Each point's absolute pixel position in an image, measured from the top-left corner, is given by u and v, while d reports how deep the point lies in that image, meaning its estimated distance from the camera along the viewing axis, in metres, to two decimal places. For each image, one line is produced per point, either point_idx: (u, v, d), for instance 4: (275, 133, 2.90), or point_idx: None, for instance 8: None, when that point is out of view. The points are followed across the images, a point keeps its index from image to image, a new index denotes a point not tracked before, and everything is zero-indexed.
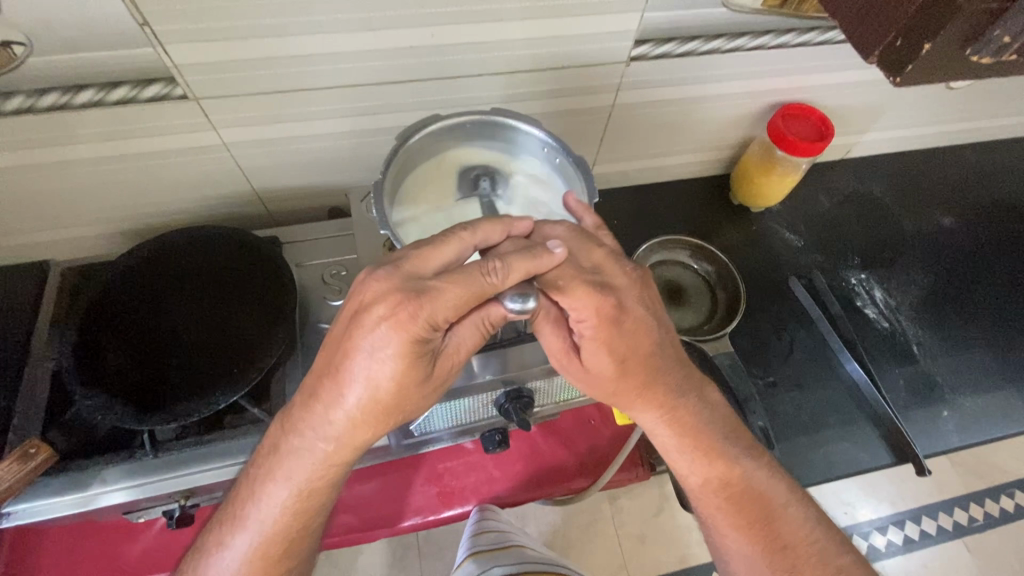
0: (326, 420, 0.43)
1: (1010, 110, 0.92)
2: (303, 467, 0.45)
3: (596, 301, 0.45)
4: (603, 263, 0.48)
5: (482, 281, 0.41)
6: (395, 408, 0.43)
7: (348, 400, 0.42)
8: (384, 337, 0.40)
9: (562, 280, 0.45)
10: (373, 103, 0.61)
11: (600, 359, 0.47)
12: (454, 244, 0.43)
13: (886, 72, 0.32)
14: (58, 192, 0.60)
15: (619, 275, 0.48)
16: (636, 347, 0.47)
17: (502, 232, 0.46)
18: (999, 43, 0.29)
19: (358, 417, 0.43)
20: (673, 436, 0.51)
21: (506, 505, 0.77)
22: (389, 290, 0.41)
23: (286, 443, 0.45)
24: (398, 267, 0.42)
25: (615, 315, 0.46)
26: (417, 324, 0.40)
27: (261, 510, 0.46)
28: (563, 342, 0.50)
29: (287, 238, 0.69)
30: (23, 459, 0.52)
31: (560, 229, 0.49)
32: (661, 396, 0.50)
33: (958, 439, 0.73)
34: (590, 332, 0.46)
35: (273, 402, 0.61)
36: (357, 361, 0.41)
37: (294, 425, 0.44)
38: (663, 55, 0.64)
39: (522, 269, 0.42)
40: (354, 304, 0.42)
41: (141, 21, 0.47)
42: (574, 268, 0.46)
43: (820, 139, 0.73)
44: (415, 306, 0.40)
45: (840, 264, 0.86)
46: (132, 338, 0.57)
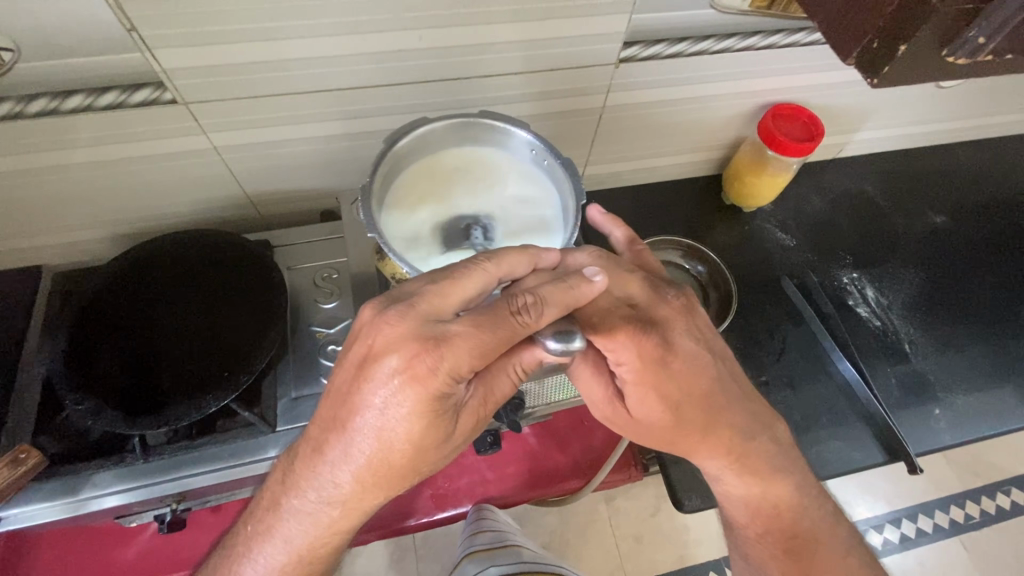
0: (333, 483, 0.42)
1: (1001, 110, 0.92)
2: (303, 531, 0.44)
3: (639, 343, 0.47)
4: (639, 296, 0.51)
5: (513, 321, 0.41)
6: (409, 469, 0.42)
7: (356, 459, 0.41)
8: (398, 392, 0.39)
9: (597, 317, 0.48)
10: (363, 106, 0.61)
11: (646, 403, 0.49)
12: (476, 277, 0.42)
13: (865, 72, 0.32)
14: (49, 197, 0.60)
15: (661, 306, 0.50)
16: (688, 389, 0.49)
17: (528, 263, 0.45)
18: (976, 44, 0.29)
19: (366, 478, 0.42)
20: (740, 483, 0.51)
21: (500, 506, 0.78)
22: (403, 338, 0.40)
23: (288, 504, 0.44)
24: (413, 309, 0.41)
25: (660, 356, 0.48)
26: (437, 378, 0.40)
27: (259, 565, 0.45)
28: (605, 390, 0.52)
29: (279, 241, 0.69)
30: (12, 464, 0.52)
31: (586, 255, 0.50)
32: (725, 442, 0.50)
33: (949, 437, 0.74)
34: (631, 374, 0.48)
35: (263, 406, 0.59)
36: (367, 417, 0.40)
37: (296, 482, 0.44)
38: (652, 56, 0.64)
39: (556, 304, 0.42)
40: (363, 350, 0.41)
41: (129, 27, 0.47)
42: (612, 300, 0.50)
43: (811, 139, 0.73)
44: (434, 358, 0.39)
45: (831, 264, 0.86)
46: (125, 340, 0.58)
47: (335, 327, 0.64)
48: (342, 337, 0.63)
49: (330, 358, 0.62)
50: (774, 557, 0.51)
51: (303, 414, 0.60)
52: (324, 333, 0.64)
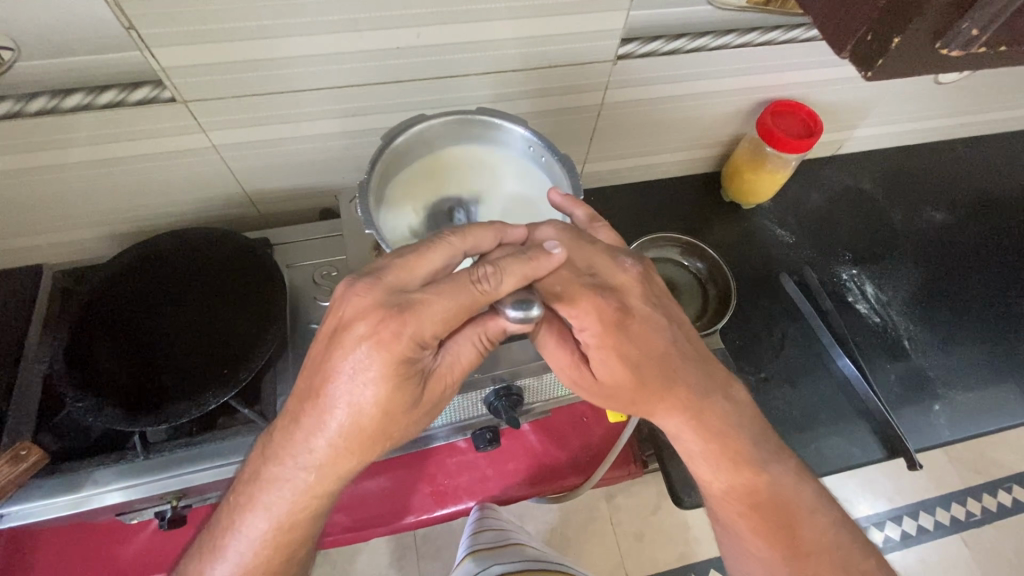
0: (306, 449, 0.43)
1: (1000, 105, 0.92)
2: (284, 498, 0.44)
3: (599, 306, 0.47)
4: (598, 263, 0.50)
5: (473, 289, 0.42)
6: (383, 435, 0.43)
7: (330, 426, 0.42)
8: (366, 358, 0.40)
9: (560, 285, 0.48)
10: (361, 104, 0.62)
11: (612, 366, 0.48)
12: (440, 252, 0.43)
13: (859, 65, 0.32)
14: (51, 196, 0.61)
15: (620, 272, 0.50)
16: (647, 351, 0.48)
17: (494, 238, 0.46)
18: (969, 35, 0.28)
19: (341, 445, 0.42)
20: (699, 441, 0.49)
21: (500, 503, 0.78)
22: (372, 306, 0.41)
23: (269, 472, 0.44)
24: (380, 280, 0.42)
25: (620, 319, 0.47)
26: (401, 341, 0.40)
27: (239, 541, 0.46)
28: (570, 357, 0.51)
29: (277, 240, 0.70)
30: (13, 461, 0.52)
31: (553, 230, 0.49)
32: (683, 400, 0.49)
33: (949, 432, 0.73)
34: (593, 339, 0.47)
35: (264, 404, 0.61)
36: (338, 385, 0.41)
37: (275, 452, 0.44)
38: (650, 52, 0.64)
39: (516, 275, 0.43)
40: (335, 321, 0.42)
41: (127, 25, 0.47)
42: (572, 271, 0.49)
43: (810, 135, 0.73)
44: (397, 323, 0.40)
45: (832, 260, 0.86)
46: (125, 337, 0.58)
47: None
48: None
49: None
50: (729, 507, 0.50)
51: None
52: None
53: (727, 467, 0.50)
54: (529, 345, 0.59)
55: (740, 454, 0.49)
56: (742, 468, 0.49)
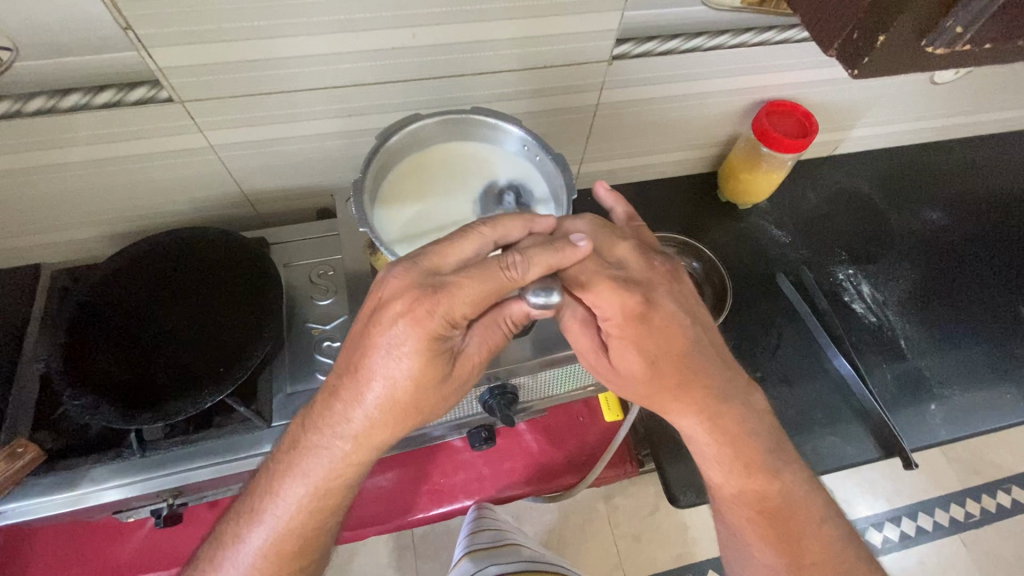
0: (345, 418, 0.43)
1: (996, 105, 0.92)
2: (322, 465, 0.44)
3: (623, 300, 0.47)
4: (627, 257, 0.50)
5: (503, 276, 0.42)
6: (415, 409, 0.44)
7: (367, 399, 0.42)
8: (402, 334, 0.41)
9: (585, 276, 0.47)
10: (357, 104, 0.62)
11: (630, 360, 0.48)
12: (472, 240, 0.43)
13: (845, 64, 0.33)
14: (50, 195, 0.61)
15: (647, 270, 0.50)
16: (665, 347, 0.48)
17: (523, 228, 0.46)
18: (953, 33, 0.29)
19: (377, 416, 0.43)
20: (712, 443, 0.50)
21: (495, 502, 0.78)
22: (407, 286, 0.41)
23: (307, 440, 0.45)
24: (416, 263, 0.42)
25: (643, 311, 0.47)
26: (434, 320, 0.41)
27: (278, 505, 0.45)
28: (592, 342, 0.52)
29: (276, 239, 0.70)
30: (10, 458, 0.52)
31: (583, 224, 0.51)
32: (699, 400, 0.49)
33: (945, 432, 0.74)
34: (617, 331, 0.48)
35: (260, 402, 0.60)
36: (376, 359, 0.42)
37: (315, 421, 0.45)
38: (645, 53, 0.64)
39: (544, 262, 0.43)
40: (372, 301, 0.42)
41: (125, 25, 0.48)
42: (598, 262, 0.49)
43: (805, 135, 0.73)
44: (432, 302, 0.40)
45: (827, 260, 0.86)
46: (121, 334, 0.58)
47: (332, 323, 0.65)
48: (339, 332, 0.64)
49: (326, 353, 0.63)
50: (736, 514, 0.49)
51: (298, 409, 0.60)
52: (321, 329, 0.64)
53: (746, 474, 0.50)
54: (526, 344, 0.59)
55: (754, 462, 0.50)
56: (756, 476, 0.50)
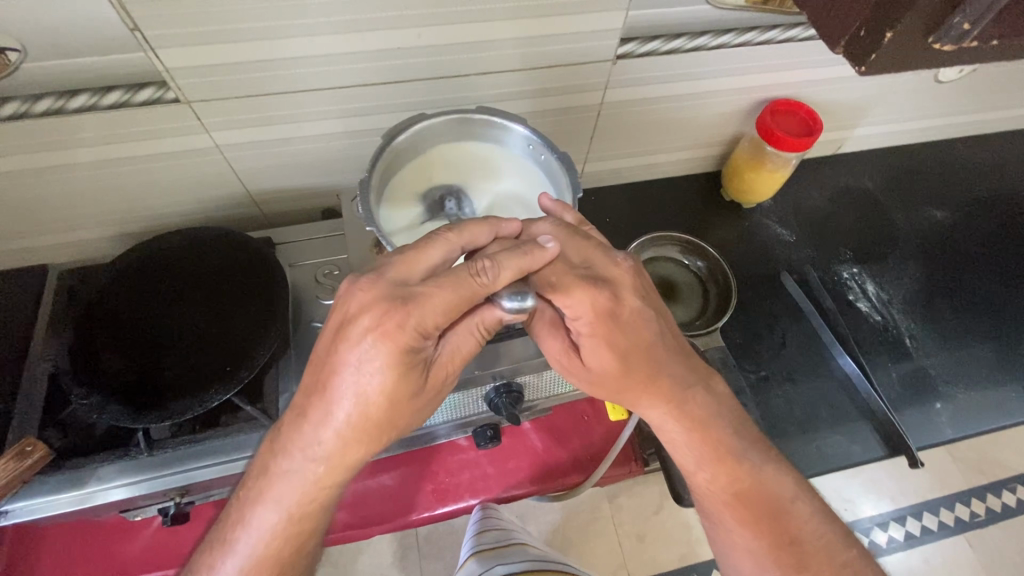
0: (316, 440, 0.43)
1: (1000, 104, 0.92)
2: (292, 490, 0.44)
3: (592, 297, 0.45)
4: (595, 258, 0.48)
5: (473, 283, 0.42)
6: (387, 424, 0.43)
7: (337, 417, 0.42)
8: (371, 350, 0.40)
9: (555, 277, 0.45)
10: (363, 104, 0.62)
11: (600, 355, 0.48)
12: (439, 246, 0.44)
13: (853, 61, 0.33)
14: (56, 196, 0.61)
15: (613, 266, 0.48)
16: (636, 341, 0.47)
17: (489, 233, 0.47)
18: (960, 30, 0.29)
19: (349, 434, 0.43)
20: (684, 431, 0.50)
21: (500, 501, 0.78)
22: (374, 299, 0.41)
23: (276, 466, 0.44)
24: (383, 274, 0.42)
25: (611, 308, 0.46)
26: (405, 334, 0.40)
27: (256, 523, 0.45)
28: (563, 343, 0.51)
29: (280, 239, 0.70)
30: (19, 457, 0.53)
31: (549, 225, 0.49)
32: (667, 391, 0.49)
33: (951, 430, 0.73)
34: (586, 328, 0.46)
35: (266, 401, 0.61)
36: (344, 376, 0.41)
37: (283, 445, 0.44)
38: (649, 53, 0.64)
39: (513, 267, 0.43)
40: (339, 315, 0.42)
41: (132, 27, 0.48)
42: (565, 264, 0.47)
43: (809, 134, 0.73)
44: (402, 314, 0.40)
45: (832, 259, 0.86)
46: (129, 335, 0.58)
47: None
48: None
49: None
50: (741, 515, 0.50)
51: None
52: None
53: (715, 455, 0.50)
54: (529, 343, 0.59)
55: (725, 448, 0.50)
56: (730, 467, 0.50)
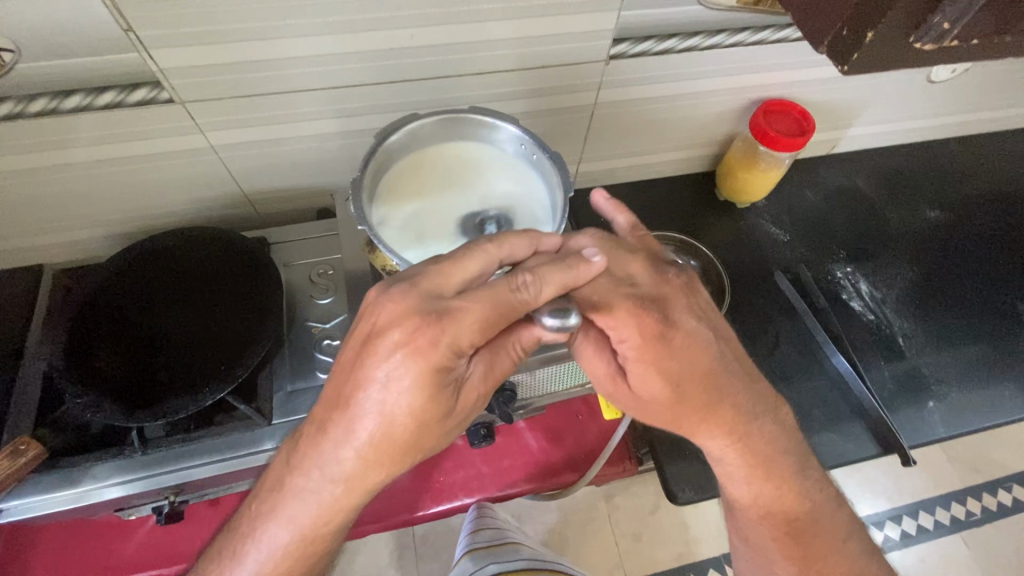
0: (335, 460, 0.42)
1: (993, 104, 0.93)
2: (308, 508, 0.44)
3: (637, 320, 0.47)
4: (640, 274, 0.51)
5: (512, 297, 0.42)
6: (412, 446, 0.43)
7: (358, 436, 0.41)
8: (399, 367, 0.40)
9: (597, 295, 0.48)
10: (356, 104, 0.62)
11: (649, 381, 0.48)
12: (478, 258, 0.43)
13: (836, 60, 0.33)
14: (52, 196, 0.62)
15: (661, 284, 0.50)
16: (689, 366, 0.48)
17: (529, 246, 0.46)
18: (940, 29, 0.29)
19: (369, 454, 0.42)
20: (742, 464, 0.53)
21: (494, 500, 0.78)
22: (406, 313, 0.40)
23: (292, 482, 0.44)
24: (415, 286, 0.42)
25: (661, 331, 0.47)
26: (437, 350, 0.40)
27: (280, 522, 0.45)
28: (608, 368, 0.51)
29: (275, 239, 0.71)
30: (13, 455, 0.53)
31: (589, 238, 0.51)
32: (729, 421, 0.51)
33: (943, 429, 0.74)
34: (632, 352, 0.47)
35: (261, 398, 0.60)
36: (369, 393, 0.41)
37: (298, 463, 0.44)
38: (641, 53, 0.65)
39: (555, 282, 0.43)
40: (367, 327, 0.41)
41: (125, 27, 0.48)
42: (611, 281, 0.49)
43: (802, 133, 0.73)
44: (434, 330, 0.40)
45: (826, 258, 0.86)
46: (121, 334, 0.59)
47: (331, 322, 0.65)
48: (338, 331, 0.64)
49: (326, 352, 0.63)
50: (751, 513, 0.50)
51: (298, 406, 0.61)
52: (320, 327, 0.65)
53: (766, 485, 0.53)
54: None
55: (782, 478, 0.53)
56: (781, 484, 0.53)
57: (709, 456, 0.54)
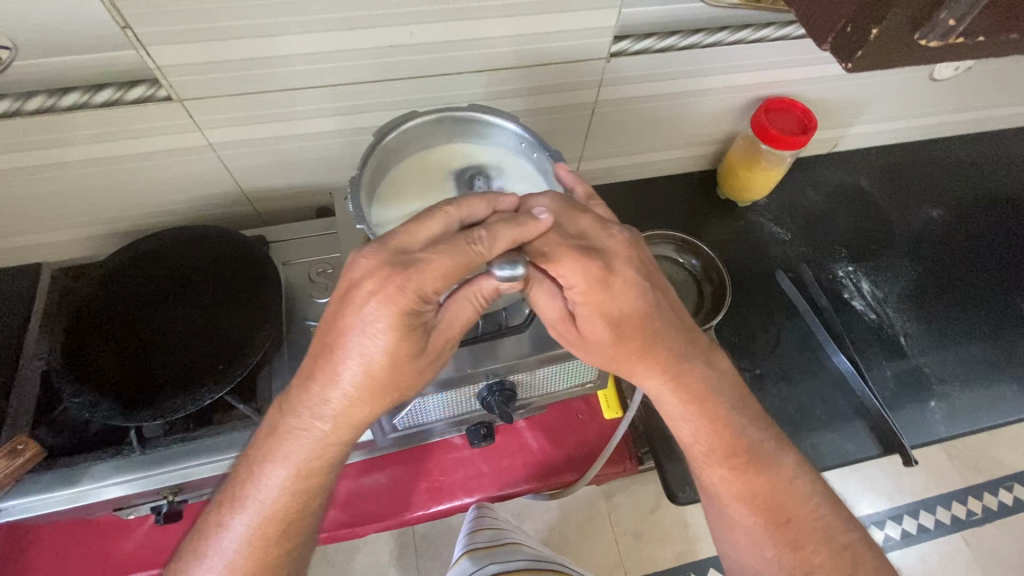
0: (324, 400, 0.43)
1: (995, 101, 0.92)
2: (303, 447, 0.44)
3: (583, 267, 0.44)
4: (587, 226, 0.47)
5: (470, 250, 0.41)
6: (393, 386, 0.44)
7: (344, 377, 0.42)
8: (375, 312, 0.40)
9: (548, 247, 0.45)
10: (356, 102, 0.62)
11: (594, 324, 0.47)
12: (438, 219, 0.43)
13: (839, 57, 0.33)
14: (50, 195, 0.61)
15: (607, 237, 0.47)
16: (629, 310, 0.46)
17: (487, 207, 0.45)
18: (946, 26, 0.29)
19: (355, 394, 0.43)
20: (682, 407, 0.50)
21: (494, 500, 0.77)
22: (380, 265, 0.41)
23: (285, 424, 0.44)
24: (385, 244, 0.42)
25: (604, 277, 0.44)
26: (406, 296, 0.40)
27: (273, 489, 0.44)
28: (558, 312, 0.49)
29: (274, 237, 0.70)
30: (11, 454, 0.53)
31: (546, 200, 0.48)
32: (663, 361, 0.48)
33: (945, 429, 0.74)
34: (580, 296, 0.45)
35: (260, 400, 0.61)
36: (351, 339, 0.41)
37: (291, 404, 0.44)
38: (642, 50, 0.64)
39: (508, 236, 0.42)
40: (345, 283, 0.42)
41: (123, 24, 0.48)
42: (560, 236, 0.46)
43: (803, 131, 0.73)
44: (402, 279, 0.40)
45: (828, 257, 0.86)
46: (121, 334, 0.58)
47: None
48: None
49: None
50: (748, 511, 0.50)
51: None
52: None
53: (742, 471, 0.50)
54: (524, 338, 0.59)
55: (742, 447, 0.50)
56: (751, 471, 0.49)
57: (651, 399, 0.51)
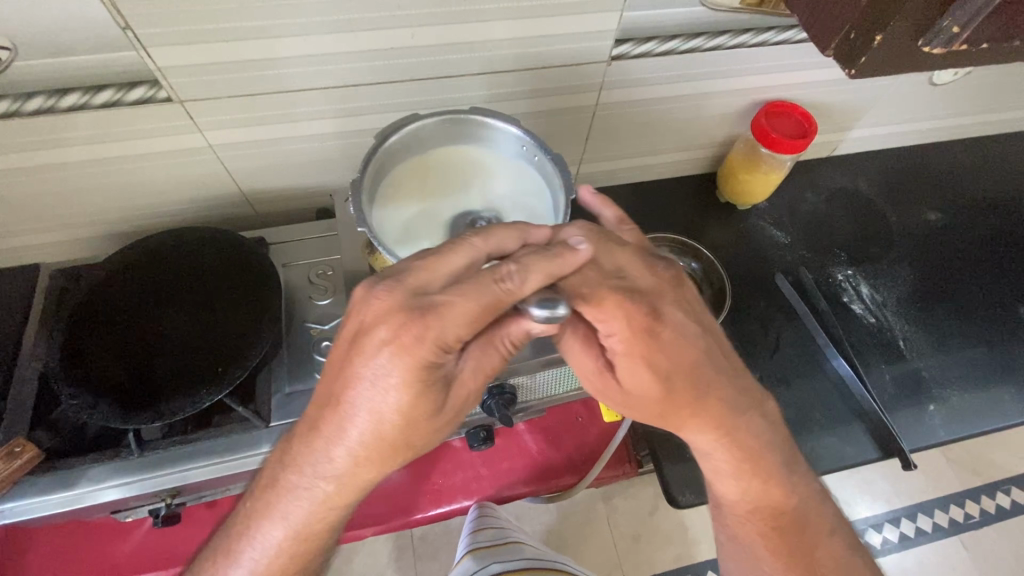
0: (327, 458, 0.42)
1: (994, 106, 0.92)
2: (302, 506, 0.43)
3: (629, 313, 0.45)
4: (629, 266, 0.48)
5: (496, 288, 0.40)
6: (404, 446, 0.42)
7: (351, 435, 0.41)
8: (388, 364, 0.39)
9: (586, 287, 0.45)
10: (357, 104, 0.62)
11: (638, 376, 0.46)
12: (461, 253, 0.42)
13: (843, 62, 0.33)
14: (48, 195, 0.61)
15: (650, 277, 0.48)
16: (678, 361, 0.46)
17: (517, 240, 0.44)
18: (950, 33, 0.29)
19: (360, 453, 0.42)
20: (730, 460, 0.50)
21: (494, 503, 0.78)
22: (392, 309, 0.39)
23: (286, 480, 0.43)
24: (400, 282, 0.40)
25: (650, 326, 0.45)
26: (424, 346, 0.39)
27: (270, 492, 0.44)
28: (595, 363, 0.49)
29: (275, 239, 0.70)
30: (8, 457, 0.53)
31: (579, 229, 0.48)
32: (714, 417, 0.48)
33: (945, 433, 0.74)
34: (621, 346, 0.45)
35: (259, 402, 0.60)
36: (361, 391, 0.40)
37: (293, 459, 0.43)
38: (643, 54, 0.64)
39: (539, 272, 0.41)
40: (355, 325, 0.40)
41: (123, 25, 0.48)
42: (599, 273, 0.47)
43: (803, 135, 0.73)
44: (420, 327, 0.39)
45: (828, 260, 0.86)
46: (121, 334, 0.58)
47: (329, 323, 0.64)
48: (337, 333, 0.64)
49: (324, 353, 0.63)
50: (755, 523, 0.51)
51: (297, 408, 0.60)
52: (319, 329, 0.64)
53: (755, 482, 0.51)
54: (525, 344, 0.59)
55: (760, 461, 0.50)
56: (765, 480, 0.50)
57: (697, 452, 0.51)
